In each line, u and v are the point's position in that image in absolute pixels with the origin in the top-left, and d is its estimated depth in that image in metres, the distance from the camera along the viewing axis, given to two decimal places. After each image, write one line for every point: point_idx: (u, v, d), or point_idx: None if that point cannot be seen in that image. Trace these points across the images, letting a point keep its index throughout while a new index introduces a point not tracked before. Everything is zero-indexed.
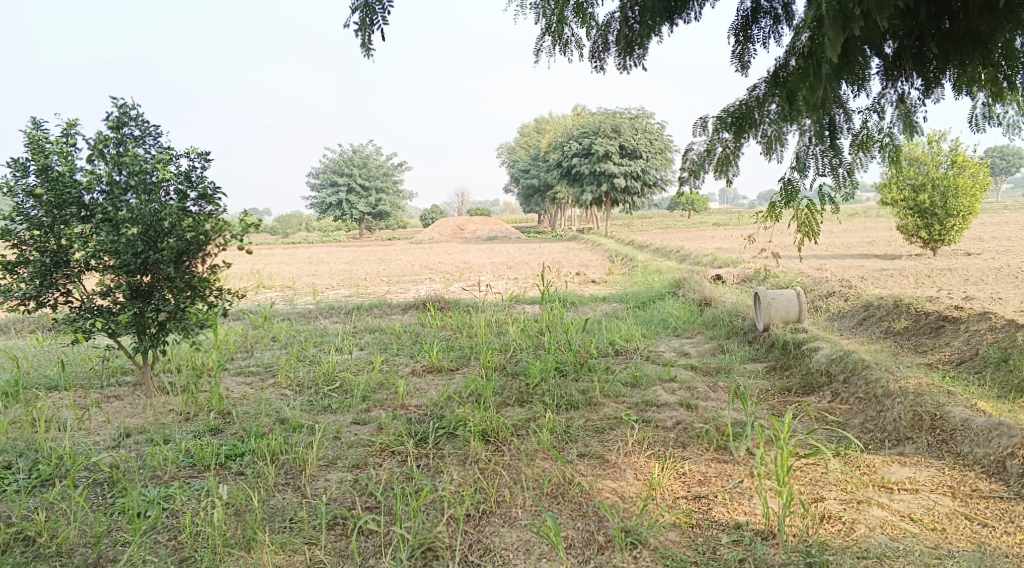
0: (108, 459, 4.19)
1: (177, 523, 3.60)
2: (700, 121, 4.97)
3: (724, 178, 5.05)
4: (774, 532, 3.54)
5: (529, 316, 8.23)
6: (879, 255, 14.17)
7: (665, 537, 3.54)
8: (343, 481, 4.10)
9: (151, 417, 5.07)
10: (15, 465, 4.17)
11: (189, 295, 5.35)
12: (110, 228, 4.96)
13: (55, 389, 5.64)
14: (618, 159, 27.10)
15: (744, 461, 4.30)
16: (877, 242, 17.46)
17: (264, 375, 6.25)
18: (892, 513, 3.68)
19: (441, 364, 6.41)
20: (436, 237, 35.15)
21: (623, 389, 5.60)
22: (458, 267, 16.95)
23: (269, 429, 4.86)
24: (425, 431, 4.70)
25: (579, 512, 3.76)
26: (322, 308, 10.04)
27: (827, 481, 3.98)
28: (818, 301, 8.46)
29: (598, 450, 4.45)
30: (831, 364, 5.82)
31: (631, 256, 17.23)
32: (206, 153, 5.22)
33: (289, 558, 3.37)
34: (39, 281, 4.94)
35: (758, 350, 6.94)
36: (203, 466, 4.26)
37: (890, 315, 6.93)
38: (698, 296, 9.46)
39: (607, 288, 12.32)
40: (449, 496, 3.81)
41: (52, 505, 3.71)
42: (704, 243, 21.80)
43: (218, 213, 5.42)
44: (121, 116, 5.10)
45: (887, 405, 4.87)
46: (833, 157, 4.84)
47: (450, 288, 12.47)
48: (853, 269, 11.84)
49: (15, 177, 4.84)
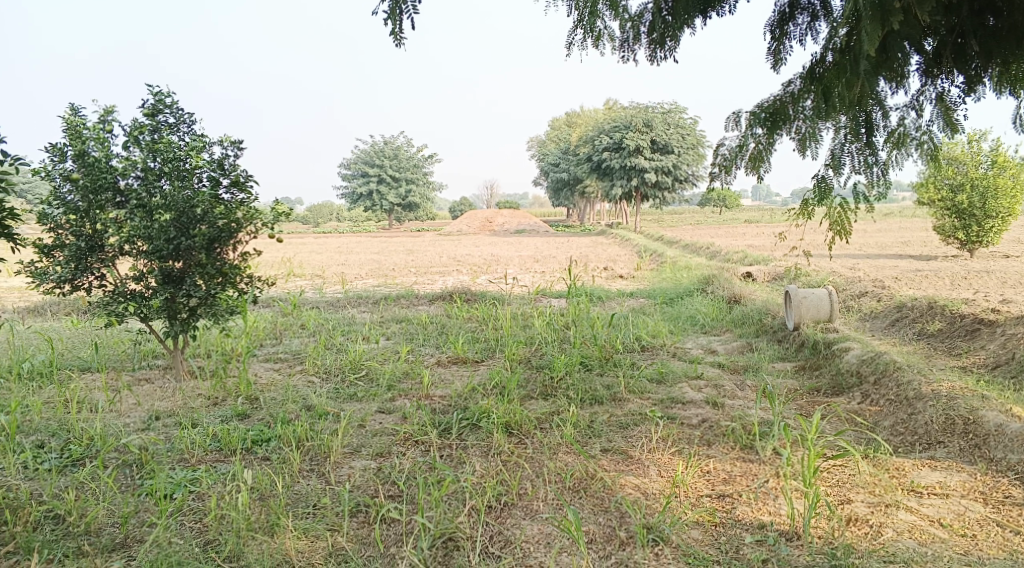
0: (137, 441, 4.27)
1: (203, 505, 3.65)
2: (733, 116, 4.92)
3: (755, 174, 4.98)
4: (799, 534, 3.49)
5: (555, 310, 8.21)
6: (914, 255, 13.89)
7: (687, 535, 3.50)
8: (366, 469, 4.12)
9: (180, 401, 5.16)
10: (47, 444, 4.27)
11: (220, 281, 5.42)
12: (144, 214, 5.04)
13: (88, 371, 5.75)
14: (648, 154, 26.89)
15: (770, 461, 4.24)
16: (912, 242, 17.12)
17: (291, 362, 6.32)
18: (921, 518, 3.60)
19: (466, 355, 6.43)
20: (464, 229, 35.22)
21: (649, 385, 5.57)
22: (485, 260, 16.97)
23: (295, 416, 4.91)
24: (448, 421, 4.72)
25: (601, 507, 3.74)
26: (350, 297, 10.12)
27: (854, 483, 3.92)
28: (850, 301, 8.33)
29: (621, 446, 4.42)
30: (862, 365, 5.73)
31: (659, 252, 17.11)
32: (239, 141, 5.27)
33: (312, 544, 3.40)
34: (74, 265, 5.04)
35: (787, 349, 6.85)
36: (230, 450, 4.31)
37: (923, 317, 6.80)
38: (726, 293, 9.36)
39: (634, 284, 12.25)
40: (471, 487, 3.82)
41: (83, 485, 3.78)
42: (734, 240, 21.55)
43: (249, 201, 5.47)
44: (156, 104, 5.17)
45: (919, 408, 4.77)
46: (870, 154, 4.74)
47: (477, 280, 12.50)
48: (887, 269, 11.63)
49: (52, 162, 4.93)
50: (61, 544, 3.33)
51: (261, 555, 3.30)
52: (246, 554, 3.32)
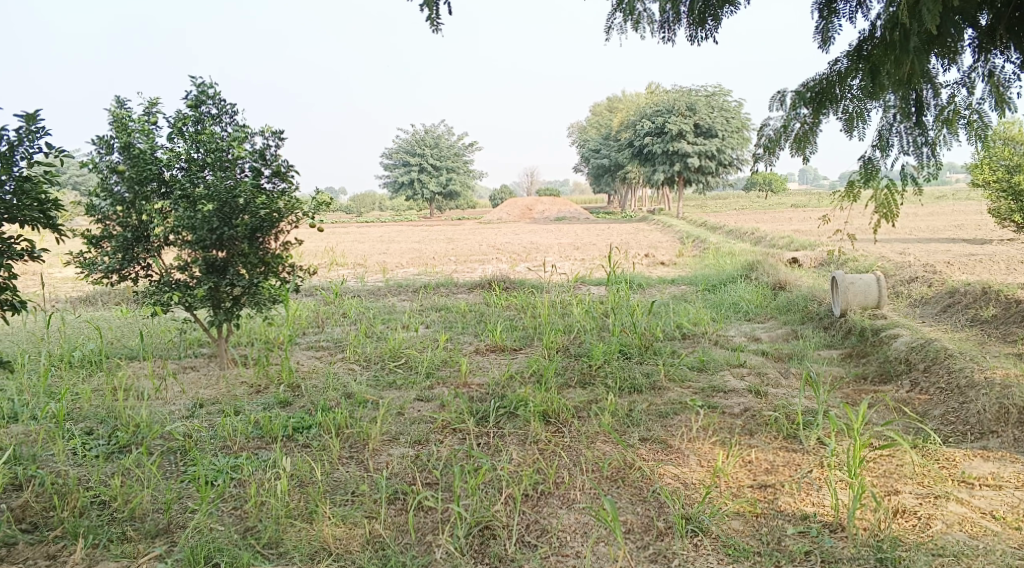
0: (181, 429, 4.37)
1: (243, 492, 3.71)
2: (778, 95, 4.78)
3: (801, 155, 4.89)
4: (843, 525, 3.39)
5: (595, 297, 8.14)
6: (968, 239, 13.41)
7: (727, 526, 3.44)
8: (404, 457, 4.14)
9: (224, 388, 5.26)
10: (96, 432, 4.38)
11: (263, 271, 5.50)
12: (187, 204, 5.12)
13: (136, 359, 5.90)
14: (691, 138, 26.46)
15: (814, 451, 4.15)
16: (966, 225, 16.53)
17: (333, 350, 6.40)
18: (972, 510, 3.47)
19: (504, 343, 6.42)
20: (504, 217, 35.23)
21: (689, 373, 5.49)
22: (525, 247, 16.91)
23: (335, 403, 4.96)
24: (486, 409, 4.71)
25: (639, 496, 3.69)
26: (390, 286, 10.19)
27: (902, 473, 3.79)
28: (899, 286, 8.08)
29: (661, 435, 4.36)
30: (911, 353, 5.55)
31: (702, 238, 16.84)
32: (279, 131, 5.32)
33: (349, 531, 3.41)
34: (121, 255, 5.15)
35: (833, 336, 6.68)
36: (271, 438, 4.38)
37: (977, 302, 6.56)
38: (771, 279, 9.16)
39: (676, 270, 12.08)
40: (508, 475, 3.81)
41: (129, 471, 3.87)
42: (780, 225, 21.09)
43: (290, 190, 5.54)
44: (199, 95, 5.25)
45: (971, 396, 4.61)
46: (919, 134, 4.60)
47: (516, 268, 12.48)
48: (939, 254, 11.26)
49: (99, 154, 5.05)
50: (106, 529, 3.41)
51: (300, 542, 3.34)
52: (285, 540, 3.36)
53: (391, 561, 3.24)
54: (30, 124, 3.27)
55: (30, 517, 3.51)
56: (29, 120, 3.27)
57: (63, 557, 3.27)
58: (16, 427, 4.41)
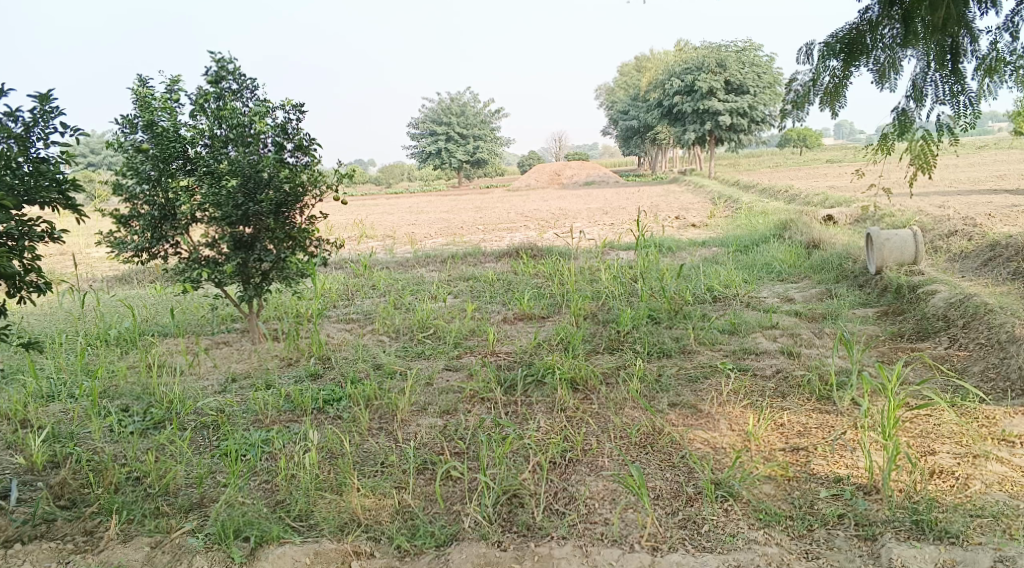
0: (213, 404, 4.44)
1: (274, 466, 3.76)
2: (806, 48, 4.59)
3: (831, 110, 4.71)
4: (877, 487, 3.31)
5: (624, 262, 8.03)
6: (1011, 189, 13.01)
7: (758, 490, 3.39)
8: (433, 426, 4.16)
9: (256, 362, 5.33)
10: (132, 408, 4.47)
11: (290, 245, 5.50)
12: (212, 180, 5.12)
13: (170, 336, 6.00)
14: (722, 96, 25.92)
15: (848, 412, 4.07)
16: (1008, 175, 16.01)
17: (363, 322, 6.43)
18: (1012, 469, 3.37)
19: (532, 312, 6.39)
20: (533, 183, 35.06)
21: (720, 336, 5.41)
22: (554, 214, 16.78)
23: (365, 374, 5.01)
24: (514, 378, 4.70)
25: (667, 462, 3.66)
26: (419, 257, 10.19)
27: (940, 433, 3.69)
28: (938, 241, 7.85)
29: (690, 399, 4.31)
30: (950, 309, 5.41)
31: (734, 198, 16.56)
32: (300, 104, 5.29)
33: (379, 502, 3.44)
34: (150, 234, 5.20)
35: (869, 294, 6.53)
36: (302, 410, 4.43)
37: (1019, 255, 6.36)
38: (805, 238, 8.96)
39: (707, 232, 11.91)
40: (535, 444, 3.81)
41: (163, 446, 3.95)
42: (814, 182, 20.61)
43: (313, 164, 5.53)
44: (219, 71, 5.23)
45: (1012, 351, 4.47)
46: (955, 82, 4.36)
47: (544, 235, 12.39)
48: (980, 205, 10.94)
49: (124, 134, 5.06)
50: (141, 505, 3.48)
51: (329, 514, 3.37)
52: (316, 512, 3.40)
53: (419, 531, 3.27)
54: (44, 104, 3.28)
55: (68, 493, 3.60)
56: (43, 100, 3.28)
57: (100, 533, 3.35)
58: (55, 405, 4.52)
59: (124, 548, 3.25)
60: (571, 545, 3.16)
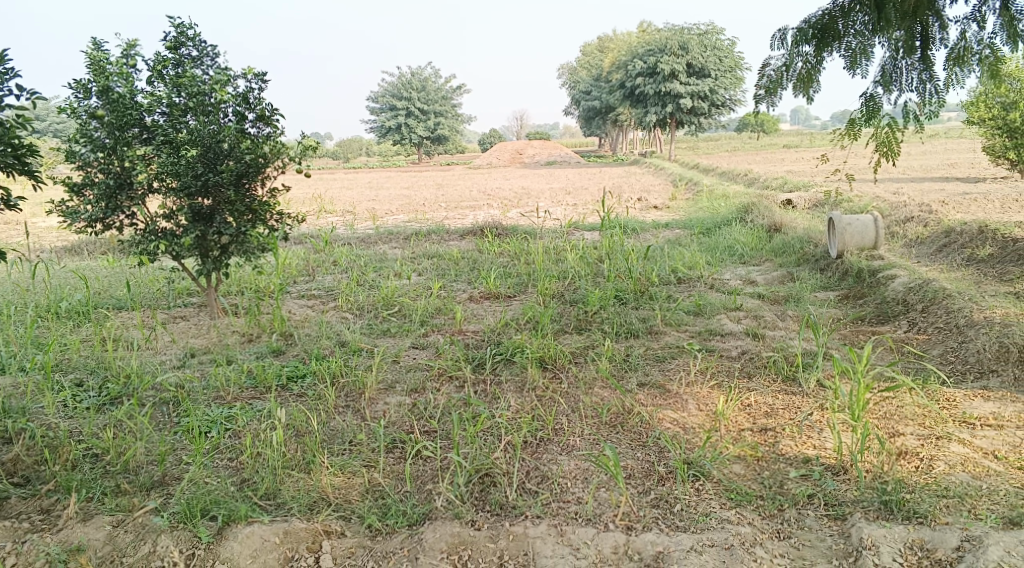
0: (173, 379, 4.29)
1: (238, 444, 3.66)
2: (779, 33, 4.56)
3: (803, 96, 4.70)
4: (845, 468, 3.37)
5: (589, 243, 8.01)
6: (961, 178, 13.43)
7: (728, 470, 3.42)
8: (401, 405, 4.10)
9: (215, 337, 5.18)
10: (86, 383, 4.31)
11: (251, 219, 5.33)
12: (170, 150, 4.92)
13: (125, 309, 5.79)
14: (684, 79, 26.06)
15: (813, 393, 4.12)
16: (958, 164, 16.53)
17: (325, 299, 6.30)
18: (974, 450, 3.45)
19: (498, 291, 6.34)
20: (494, 162, 34.85)
21: (686, 318, 5.43)
22: (516, 193, 16.67)
23: (330, 352, 4.91)
24: (482, 356, 4.65)
25: (638, 441, 3.67)
26: (381, 233, 10.03)
27: (903, 415, 3.77)
28: (895, 226, 8.01)
29: (659, 380, 4.33)
30: (909, 294, 5.52)
31: (695, 180, 16.71)
32: (263, 73, 5.11)
33: (348, 481, 3.39)
34: (104, 204, 4.97)
35: (830, 278, 6.64)
36: (266, 387, 4.32)
37: (973, 242, 6.52)
38: (766, 221, 9.07)
39: (670, 214, 11.99)
40: (506, 423, 3.78)
41: (121, 422, 3.82)
42: (773, 167, 20.91)
43: (276, 135, 5.35)
44: (178, 36, 5.02)
45: (970, 335, 4.58)
46: (924, 70, 4.40)
47: (508, 215, 12.31)
48: (933, 193, 11.27)
49: (78, 99, 4.83)
50: (100, 483, 3.36)
51: (297, 493, 3.30)
52: (283, 491, 3.32)
53: (391, 510, 3.22)
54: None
55: (21, 470, 3.46)
56: None
57: (57, 511, 3.23)
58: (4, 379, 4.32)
59: (84, 527, 3.13)
60: (546, 524, 3.14)
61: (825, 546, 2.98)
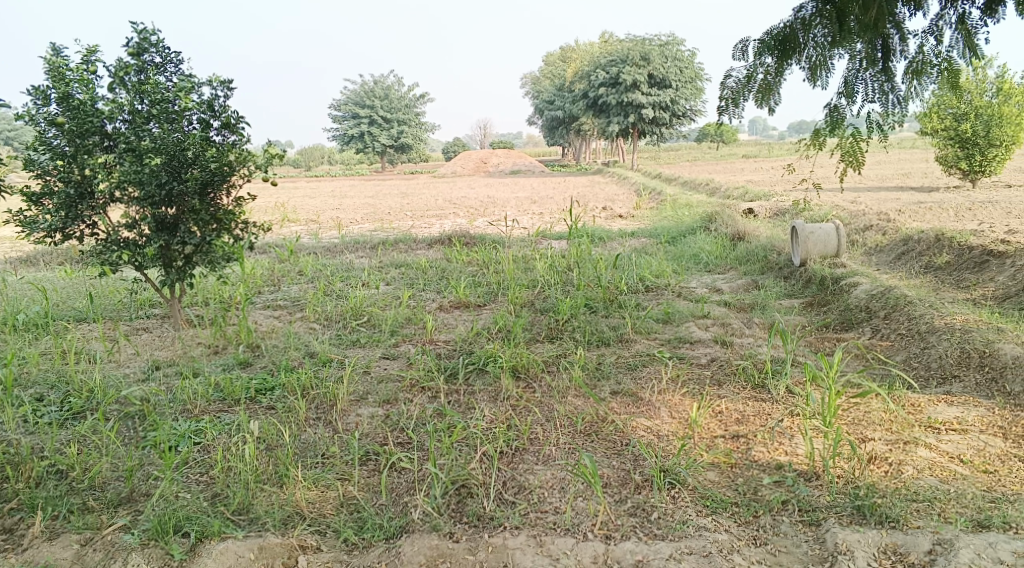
0: (138, 393, 4.19)
1: (208, 458, 3.58)
2: (741, 44, 4.56)
3: (766, 107, 4.70)
4: (818, 474, 3.42)
5: (557, 251, 8.04)
6: (915, 187, 13.84)
7: (703, 477, 3.44)
8: (374, 416, 4.06)
9: (180, 349, 5.07)
10: (47, 397, 4.18)
11: (215, 228, 5.24)
12: (133, 158, 4.80)
13: (85, 321, 5.64)
14: (647, 89, 26.40)
15: (783, 400, 4.18)
16: (912, 174, 17.04)
17: (292, 309, 6.21)
18: (940, 454, 3.53)
19: (468, 299, 6.33)
20: (458, 171, 34.85)
21: (655, 326, 5.48)
22: (482, 202, 16.67)
23: (298, 363, 4.83)
24: (454, 366, 4.62)
25: (614, 450, 3.68)
26: (347, 242, 9.94)
27: (871, 420, 3.85)
28: (854, 235, 8.20)
29: (631, 388, 4.35)
30: (871, 301, 5.64)
31: (659, 190, 16.93)
32: (228, 80, 5.03)
33: (322, 494, 3.34)
34: (64, 213, 4.83)
35: (793, 285, 6.76)
36: (234, 400, 4.23)
37: (931, 250, 6.69)
38: (730, 230, 9.21)
39: (635, 223, 12.11)
40: (482, 433, 3.75)
41: (85, 438, 3.71)
42: (734, 176, 21.27)
43: (241, 144, 5.25)
44: (141, 42, 4.92)
45: (932, 342, 4.70)
46: (885, 81, 4.51)
47: (475, 223, 12.30)
48: (889, 202, 11.58)
49: (36, 106, 4.70)
50: (65, 500, 3.27)
51: (271, 508, 3.24)
52: (256, 506, 3.26)
53: (367, 524, 3.18)
54: None
55: None
56: None
57: (20, 531, 3.14)
58: None
59: (50, 546, 3.05)
60: (525, 535, 3.13)
61: (801, 552, 3.03)
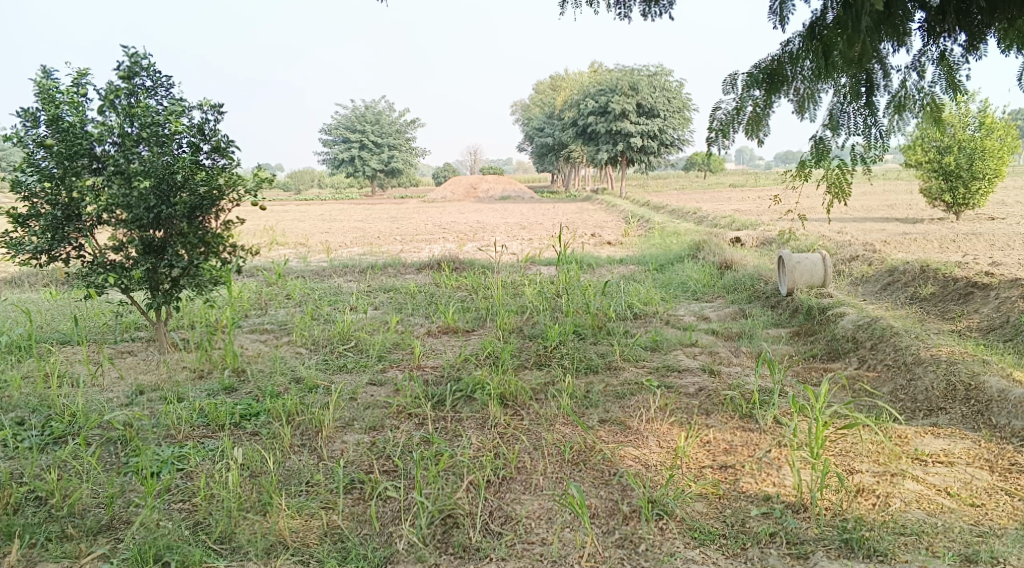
0: (121, 417, 4.13)
1: (190, 485, 3.53)
2: (730, 77, 4.61)
3: (753, 138, 4.72)
4: (805, 505, 3.41)
5: (546, 277, 8.05)
6: (901, 218, 14.00)
7: (691, 508, 3.42)
8: (359, 443, 4.02)
9: (164, 373, 5.01)
10: (28, 422, 4.12)
11: (203, 251, 5.22)
12: (121, 180, 4.78)
13: (68, 344, 5.57)
14: (636, 118, 26.68)
15: (771, 430, 4.18)
16: (898, 205, 17.23)
17: (278, 333, 6.18)
18: (927, 487, 3.54)
19: (457, 325, 6.31)
20: (448, 196, 34.98)
21: (644, 353, 5.48)
22: (471, 227, 16.73)
23: (284, 389, 4.79)
24: (441, 393, 4.59)
25: (602, 480, 3.65)
26: (336, 266, 9.92)
27: (858, 452, 3.85)
28: (840, 265, 8.27)
29: (619, 416, 4.34)
30: (857, 331, 5.67)
31: (648, 217, 17.04)
32: (219, 105, 5.05)
33: (306, 523, 3.29)
34: (51, 235, 4.79)
35: (780, 314, 6.80)
36: (218, 425, 4.18)
37: (916, 281, 6.75)
38: (718, 258, 9.26)
39: (623, 250, 12.16)
40: (468, 461, 3.72)
41: (65, 464, 3.66)
42: (722, 205, 21.45)
43: (231, 167, 5.25)
44: (132, 65, 4.92)
45: (918, 373, 4.73)
46: (869, 114, 4.57)
47: (464, 248, 12.31)
48: (876, 232, 11.71)
49: (25, 128, 4.68)
50: (43, 528, 3.21)
51: (253, 536, 3.20)
52: (239, 535, 3.21)
53: (351, 554, 3.13)
54: None
55: None
56: None
57: None
58: None
59: None
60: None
61: None
